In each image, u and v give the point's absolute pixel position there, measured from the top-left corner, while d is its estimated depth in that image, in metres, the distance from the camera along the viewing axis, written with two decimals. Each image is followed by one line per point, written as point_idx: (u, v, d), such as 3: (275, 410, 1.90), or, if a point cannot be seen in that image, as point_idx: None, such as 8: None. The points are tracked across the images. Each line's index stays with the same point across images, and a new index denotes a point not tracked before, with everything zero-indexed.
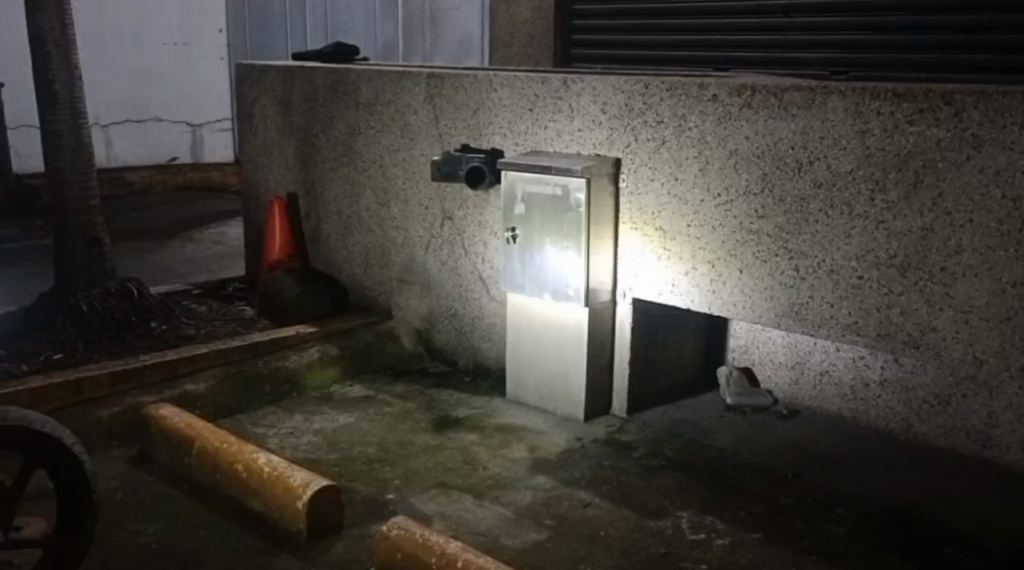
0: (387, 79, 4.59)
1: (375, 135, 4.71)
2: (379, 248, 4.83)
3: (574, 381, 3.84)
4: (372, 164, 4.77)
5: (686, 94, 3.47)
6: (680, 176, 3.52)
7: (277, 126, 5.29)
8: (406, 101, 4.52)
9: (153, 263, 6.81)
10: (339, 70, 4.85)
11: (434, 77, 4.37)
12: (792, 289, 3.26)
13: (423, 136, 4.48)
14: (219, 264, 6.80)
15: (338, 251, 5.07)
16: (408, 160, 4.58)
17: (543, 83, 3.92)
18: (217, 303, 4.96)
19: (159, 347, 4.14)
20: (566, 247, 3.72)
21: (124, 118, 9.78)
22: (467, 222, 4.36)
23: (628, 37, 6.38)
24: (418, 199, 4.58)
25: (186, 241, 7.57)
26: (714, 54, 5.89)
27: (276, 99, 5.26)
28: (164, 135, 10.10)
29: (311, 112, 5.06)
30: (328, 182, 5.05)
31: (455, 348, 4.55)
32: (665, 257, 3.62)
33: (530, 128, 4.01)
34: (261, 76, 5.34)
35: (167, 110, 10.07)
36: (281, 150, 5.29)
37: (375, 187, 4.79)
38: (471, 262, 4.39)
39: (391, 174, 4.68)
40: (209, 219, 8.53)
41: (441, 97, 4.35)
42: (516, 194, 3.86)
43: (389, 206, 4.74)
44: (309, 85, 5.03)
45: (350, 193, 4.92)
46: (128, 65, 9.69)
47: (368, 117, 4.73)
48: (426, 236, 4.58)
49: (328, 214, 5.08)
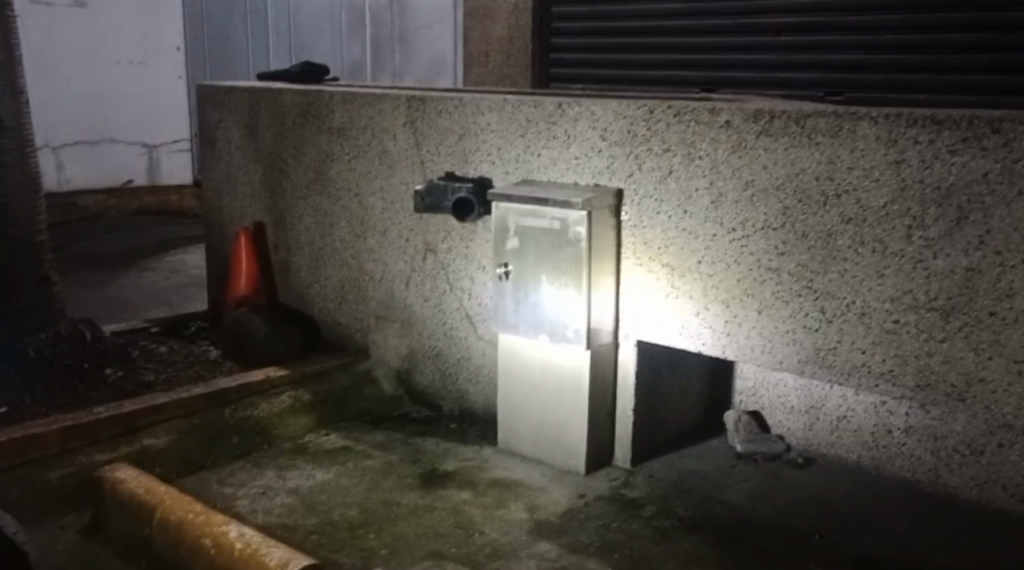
0: (364, 102, 4.27)
1: (351, 162, 4.39)
2: (356, 283, 4.51)
3: (574, 430, 3.52)
4: (348, 193, 4.44)
5: (696, 120, 3.18)
6: (689, 209, 3.23)
7: (242, 151, 4.95)
8: (384, 125, 4.21)
9: (107, 295, 6.42)
10: (310, 92, 4.53)
11: (414, 99, 4.06)
12: (817, 333, 2.99)
13: (402, 163, 4.16)
14: (180, 294, 6.43)
15: (310, 285, 4.73)
16: (387, 189, 4.26)
17: (536, 107, 3.63)
18: (178, 344, 4.60)
19: (115, 397, 3.77)
20: (563, 285, 3.42)
21: (77, 139, 9.33)
22: (452, 256, 4.05)
23: (613, 55, 6.13)
24: (397, 230, 4.26)
25: (143, 269, 7.19)
26: (702, 74, 5.65)
27: (242, 123, 4.92)
28: (119, 156, 9.65)
29: (281, 136, 4.72)
30: (299, 212, 4.71)
31: (438, 391, 4.22)
32: (674, 297, 3.33)
33: (521, 155, 3.71)
34: (225, 97, 5.00)
35: (122, 130, 9.63)
36: (247, 176, 4.95)
37: (351, 217, 4.46)
38: (456, 299, 4.08)
39: (368, 204, 4.36)
40: (166, 245, 8.13)
41: (423, 121, 4.04)
42: (509, 228, 3.56)
43: (365, 238, 4.41)
44: (278, 107, 4.70)
45: (324, 224, 4.59)
46: (80, 85, 9.27)
47: (343, 141, 4.40)
48: (406, 270, 4.26)
49: (298, 246, 4.75)
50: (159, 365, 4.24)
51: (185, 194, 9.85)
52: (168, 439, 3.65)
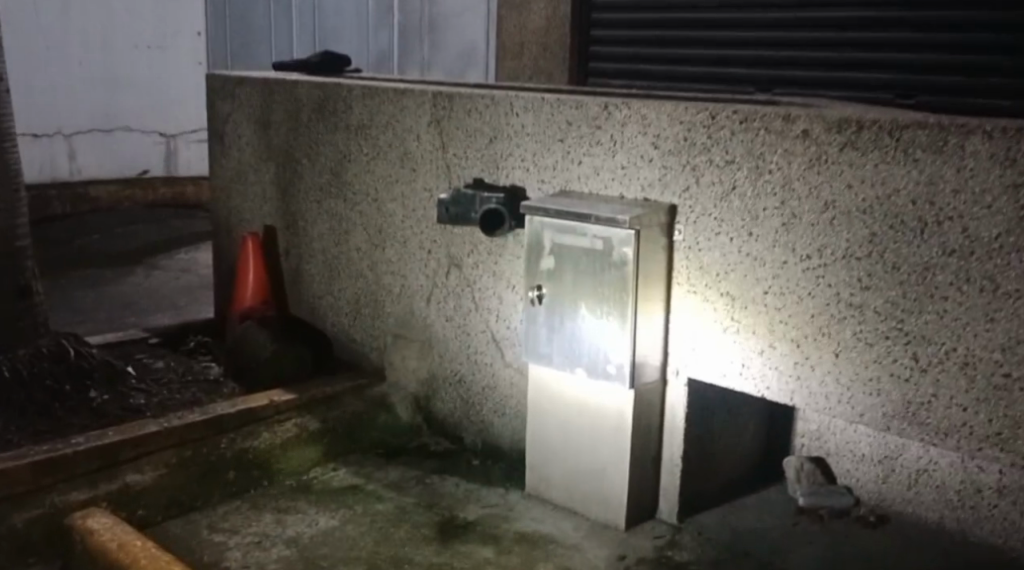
0: (385, 97, 3.84)
1: (369, 165, 3.97)
2: (373, 298, 4.10)
3: (613, 479, 3.08)
4: (365, 197, 4.03)
5: (767, 128, 2.72)
6: (755, 231, 2.78)
7: (254, 149, 4.55)
8: (407, 124, 3.79)
9: (111, 297, 6.07)
10: (326, 85, 4.11)
11: (440, 96, 3.63)
12: (908, 383, 2.54)
13: (425, 167, 3.74)
14: (189, 298, 6.07)
15: (323, 297, 4.32)
16: (408, 195, 3.85)
17: (578, 109, 3.19)
18: (178, 360, 4.22)
19: (99, 424, 3.39)
20: (603, 314, 2.99)
21: (90, 127, 9.00)
22: (480, 273, 3.63)
23: (665, 49, 5.80)
24: (418, 241, 3.85)
25: (153, 268, 6.85)
26: (756, 72, 5.41)
27: (253, 117, 4.52)
28: (134, 146, 9.32)
29: (295, 133, 4.31)
30: (313, 216, 4.30)
31: (460, 422, 3.80)
32: (734, 332, 2.87)
33: (559, 162, 3.27)
34: (236, 89, 4.60)
35: (136, 118, 9.31)
36: (258, 175, 4.55)
37: (369, 224, 4.05)
38: (482, 320, 3.65)
39: (388, 210, 3.94)
40: (181, 241, 7.78)
41: (450, 121, 3.61)
42: (545, 245, 3.13)
43: (384, 248, 4.00)
44: (292, 101, 4.29)
45: (339, 231, 4.19)
46: (94, 70, 8.96)
47: (362, 140, 3.98)
48: (429, 286, 3.84)
49: (312, 254, 4.34)
50: (151, 387, 3.87)
51: (203, 184, 9.55)
52: (154, 475, 3.25)
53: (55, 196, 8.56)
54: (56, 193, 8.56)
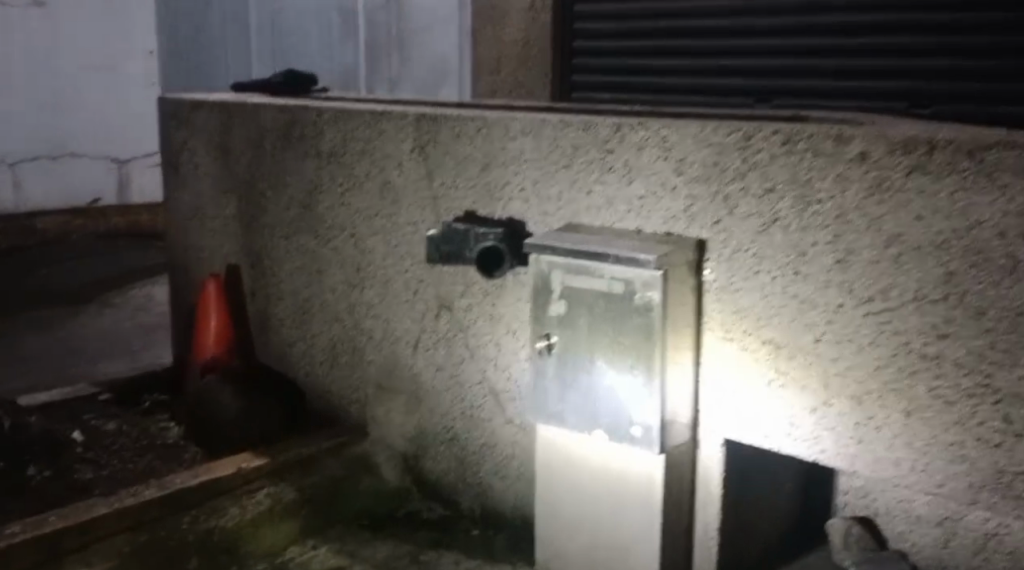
0: (361, 120, 3.43)
1: (343, 196, 3.56)
2: (352, 344, 3.67)
3: (640, 557, 2.67)
4: (341, 232, 3.61)
5: (815, 150, 2.33)
6: (804, 270, 2.38)
7: (213, 179, 4.11)
8: (386, 150, 3.37)
9: (63, 341, 5.62)
10: (293, 108, 3.69)
11: (424, 118, 3.23)
12: (1000, 449, 2.17)
13: (409, 198, 3.33)
14: (147, 339, 5.62)
15: (295, 343, 3.89)
16: (389, 229, 3.44)
17: (586, 130, 2.79)
18: (134, 420, 3.80)
19: (40, 509, 2.98)
20: (624, 367, 2.57)
21: (37, 155, 8.50)
22: (475, 317, 3.21)
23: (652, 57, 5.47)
24: (402, 281, 3.44)
25: (107, 306, 6.39)
26: (757, 84, 5.08)
27: (211, 145, 4.08)
28: (86, 174, 8.83)
29: (258, 162, 3.88)
30: (282, 254, 3.87)
31: (454, 484, 3.37)
32: (779, 386, 2.47)
33: (564, 191, 2.87)
34: (192, 114, 4.16)
35: (86, 143, 8.82)
36: (218, 209, 4.12)
37: (346, 262, 3.62)
38: (478, 370, 3.23)
39: (367, 246, 3.53)
40: (136, 275, 7.29)
41: (436, 146, 3.21)
42: (553, 288, 2.71)
43: (363, 289, 3.58)
44: (255, 126, 3.86)
45: (312, 269, 3.76)
46: (39, 94, 8.46)
47: (335, 169, 3.56)
48: (416, 331, 3.43)
49: (282, 295, 3.91)
50: (101, 456, 3.42)
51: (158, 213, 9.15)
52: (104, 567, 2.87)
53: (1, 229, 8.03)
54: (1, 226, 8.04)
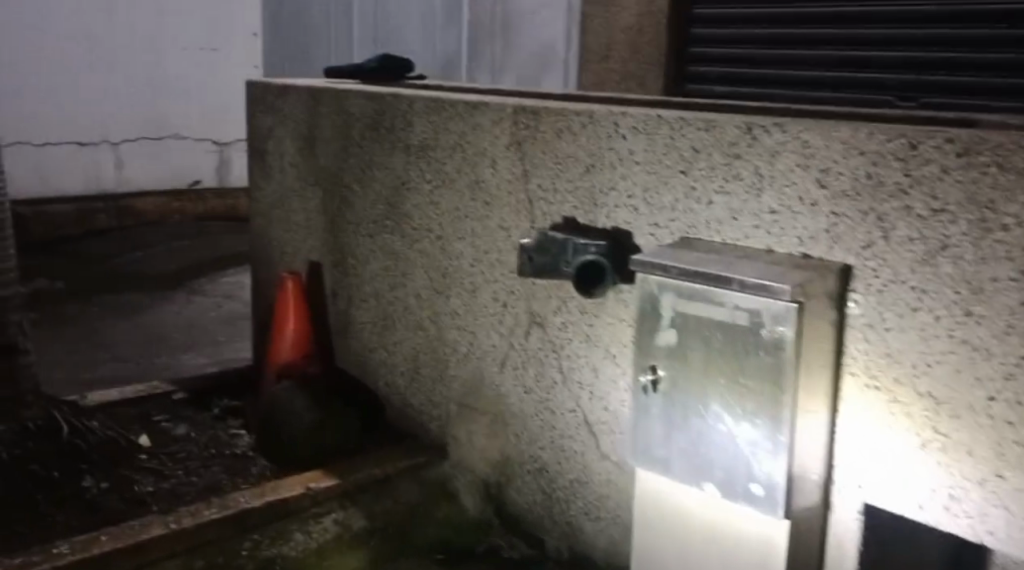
0: (454, 112, 3.10)
1: (431, 194, 3.24)
2: (434, 356, 3.35)
3: None
4: (427, 233, 3.30)
5: (1001, 167, 1.91)
6: (977, 309, 1.97)
7: (297, 170, 3.85)
8: (480, 146, 3.04)
9: (145, 330, 5.46)
10: (380, 95, 3.39)
11: (523, 111, 2.89)
12: None
13: (503, 200, 3.00)
14: (229, 332, 5.42)
15: (375, 350, 3.60)
16: (480, 233, 3.11)
17: (708, 130, 2.40)
18: (203, 424, 3.55)
19: (93, 526, 2.74)
20: (745, 413, 2.17)
21: (139, 135, 8.45)
22: (570, 337, 2.84)
23: (783, 47, 4.96)
24: (491, 292, 3.10)
25: (195, 294, 6.23)
26: (899, 77, 4.53)
27: (297, 133, 3.82)
28: (187, 156, 8.76)
29: (343, 153, 3.59)
30: (364, 253, 3.58)
31: (540, 520, 3.02)
32: (937, 451, 2.05)
33: (680, 200, 2.49)
34: (278, 99, 3.90)
35: (188, 125, 8.74)
36: (302, 202, 3.85)
37: (432, 266, 3.31)
38: (570, 397, 2.86)
39: (454, 250, 3.21)
40: (227, 262, 7.14)
41: (535, 143, 2.86)
42: (663, 314, 2.33)
43: (449, 296, 3.26)
44: (342, 114, 3.57)
45: (396, 272, 3.46)
46: (143, 74, 8.40)
47: (424, 165, 3.25)
48: (504, 347, 3.08)
49: (364, 298, 3.62)
50: (164, 465, 3.17)
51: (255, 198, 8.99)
52: None
53: (101, 209, 7.99)
54: (101, 206, 8.00)
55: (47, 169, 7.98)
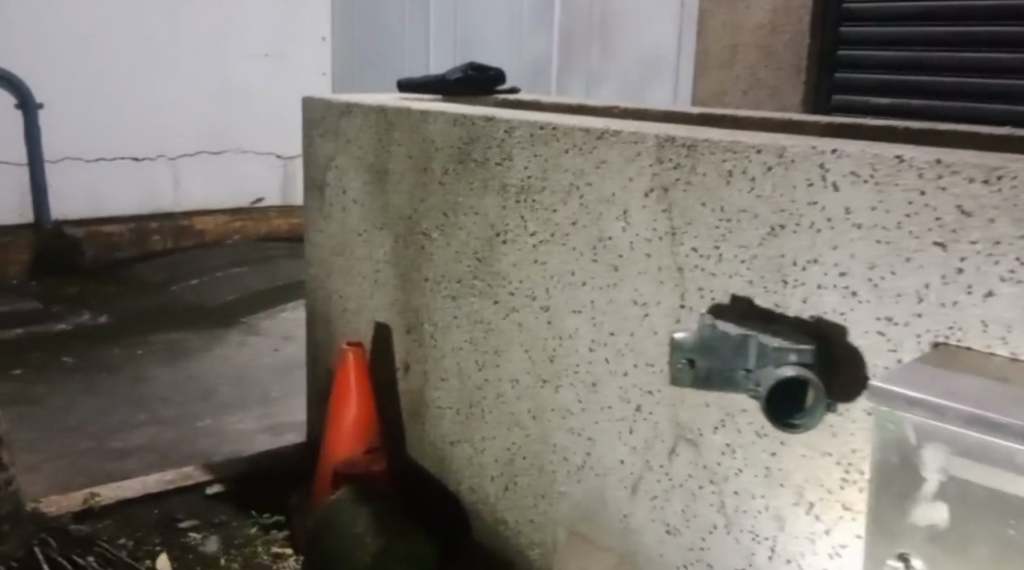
0: (570, 142, 2.30)
1: (537, 250, 2.44)
2: (536, 464, 2.53)
3: None
4: (530, 301, 2.49)
5: None
6: None
7: (362, 210, 3.07)
8: (608, 189, 2.22)
9: (188, 380, 4.73)
10: (469, 117, 2.59)
11: (671, 142, 2.07)
12: None
13: (640, 265, 2.18)
14: (284, 385, 4.67)
15: (456, 444, 2.80)
16: (603, 306, 2.28)
17: (991, 186, 1.58)
18: (241, 539, 2.79)
19: None
20: None
21: (200, 149, 7.78)
22: (742, 466, 2.00)
23: (960, 48, 4.07)
24: (617, 388, 2.27)
25: (249, 333, 5.52)
26: None
27: (363, 160, 3.04)
28: (250, 171, 8.11)
29: (421, 191, 2.80)
30: (446, 320, 2.78)
31: None
32: None
33: (931, 288, 1.66)
34: (341, 120, 3.13)
35: (252, 138, 8.07)
36: (369, 249, 3.07)
37: (536, 346, 2.49)
38: (739, 551, 2.02)
39: (567, 326, 2.39)
40: (288, 292, 6.43)
41: (689, 190, 2.05)
42: (923, 478, 1.46)
43: (559, 387, 2.43)
44: (419, 141, 2.78)
45: (486, 348, 2.65)
46: (207, 85, 7.71)
47: (527, 211, 2.44)
48: (636, 465, 2.24)
49: (443, 377, 2.82)
50: None
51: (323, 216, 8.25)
52: None
53: (156, 229, 7.32)
54: (156, 226, 7.32)
55: (99, 187, 7.36)
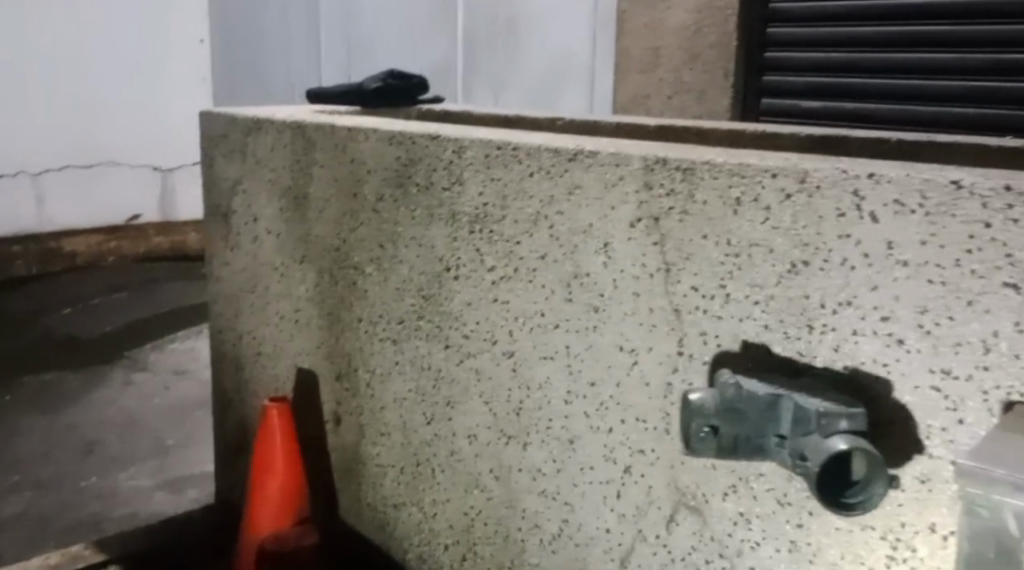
0: (535, 164, 1.99)
1: (497, 288, 2.12)
2: (501, 530, 2.22)
3: None
4: (489, 345, 2.17)
5: None
6: None
7: (278, 240, 2.70)
8: (584, 217, 1.92)
9: (68, 430, 4.25)
10: (408, 135, 2.25)
11: (661, 164, 1.77)
12: None
13: (626, 306, 1.88)
14: (180, 430, 4.25)
15: (402, 506, 2.46)
16: (581, 352, 1.98)
17: None
18: None
19: None
20: None
21: (65, 164, 7.17)
22: (760, 539, 1.73)
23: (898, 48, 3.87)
24: (601, 446, 1.98)
25: (136, 370, 5.07)
26: None
27: (277, 185, 2.67)
28: (125, 185, 7.50)
29: (351, 220, 2.45)
30: (385, 367, 2.44)
31: None
32: None
33: (1002, 335, 1.43)
34: (251, 138, 2.75)
35: (127, 152, 7.48)
36: (287, 286, 2.70)
37: (497, 397, 2.18)
38: None
39: (537, 375, 2.08)
40: (176, 320, 5.95)
41: (686, 220, 1.76)
42: None
43: (529, 444, 2.13)
44: (347, 161, 2.43)
45: (436, 399, 2.32)
46: (73, 95, 7.12)
47: (483, 243, 2.12)
48: (625, 535, 1.96)
49: (385, 432, 2.48)
50: None
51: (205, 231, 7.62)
52: None
53: (19, 252, 6.67)
54: (21, 249, 6.68)
55: None
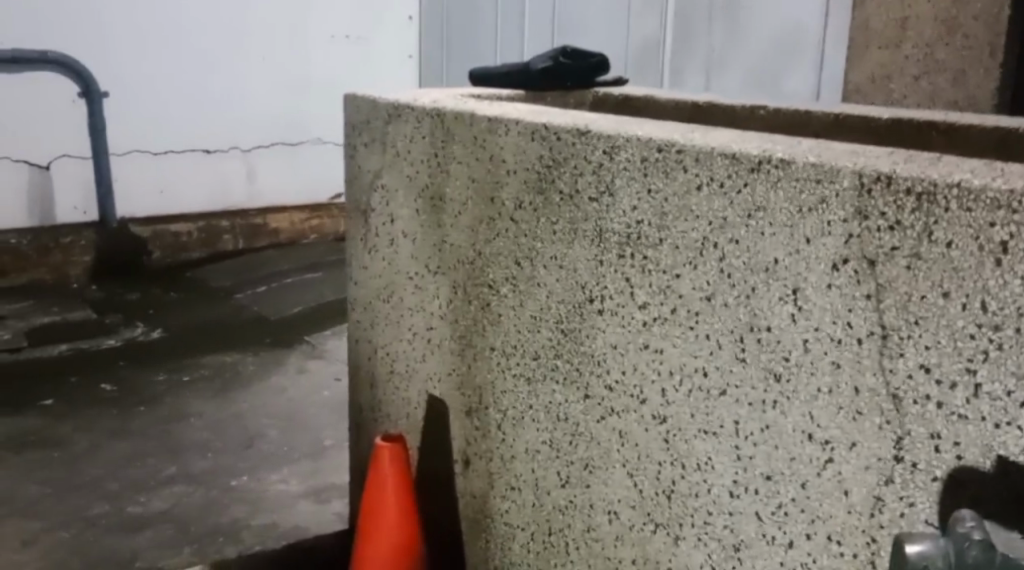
0: (705, 173, 1.46)
1: (650, 333, 1.61)
2: None
3: None
4: (637, 405, 1.66)
5: None
6: None
7: (414, 246, 2.29)
8: (768, 252, 1.39)
9: (231, 420, 4.06)
10: (556, 127, 1.77)
11: (887, 183, 1.25)
12: None
13: (822, 379, 1.35)
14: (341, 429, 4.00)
15: None
16: (755, 431, 1.45)
17: None
18: None
19: None
20: None
21: (273, 141, 6.72)
22: None
23: None
24: (777, 560, 1.45)
25: (311, 358, 4.88)
26: None
27: (416, 180, 2.24)
28: (329, 164, 7.02)
29: (486, 229, 2.00)
30: (518, 410, 1.98)
31: None
32: None
33: None
34: (389, 124, 2.34)
35: (328, 128, 6.98)
36: (421, 298, 2.29)
37: (644, 471, 1.67)
38: None
39: (694, 453, 1.56)
40: None
41: (917, 268, 1.23)
42: None
43: (680, 540, 1.61)
44: (485, 159, 1.98)
45: (571, 459, 1.84)
46: (274, 68, 6.61)
47: (635, 273, 1.61)
48: None
49: (514, 487, 2.02)
50: None
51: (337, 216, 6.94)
52: None
53: (227, 228, 6.40)
54: (228, 224, 6.40)
55: (165, 185, 6.31)
